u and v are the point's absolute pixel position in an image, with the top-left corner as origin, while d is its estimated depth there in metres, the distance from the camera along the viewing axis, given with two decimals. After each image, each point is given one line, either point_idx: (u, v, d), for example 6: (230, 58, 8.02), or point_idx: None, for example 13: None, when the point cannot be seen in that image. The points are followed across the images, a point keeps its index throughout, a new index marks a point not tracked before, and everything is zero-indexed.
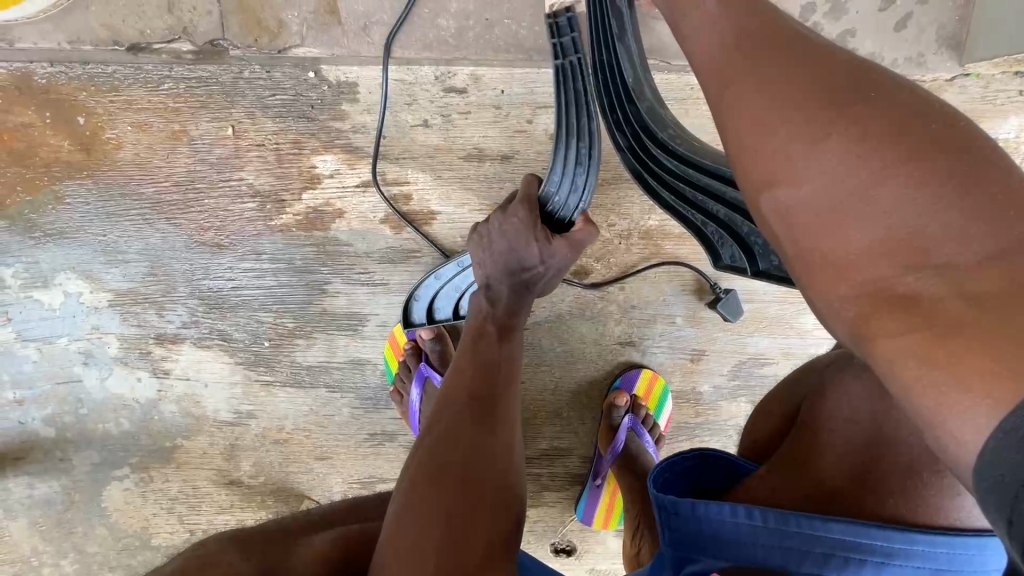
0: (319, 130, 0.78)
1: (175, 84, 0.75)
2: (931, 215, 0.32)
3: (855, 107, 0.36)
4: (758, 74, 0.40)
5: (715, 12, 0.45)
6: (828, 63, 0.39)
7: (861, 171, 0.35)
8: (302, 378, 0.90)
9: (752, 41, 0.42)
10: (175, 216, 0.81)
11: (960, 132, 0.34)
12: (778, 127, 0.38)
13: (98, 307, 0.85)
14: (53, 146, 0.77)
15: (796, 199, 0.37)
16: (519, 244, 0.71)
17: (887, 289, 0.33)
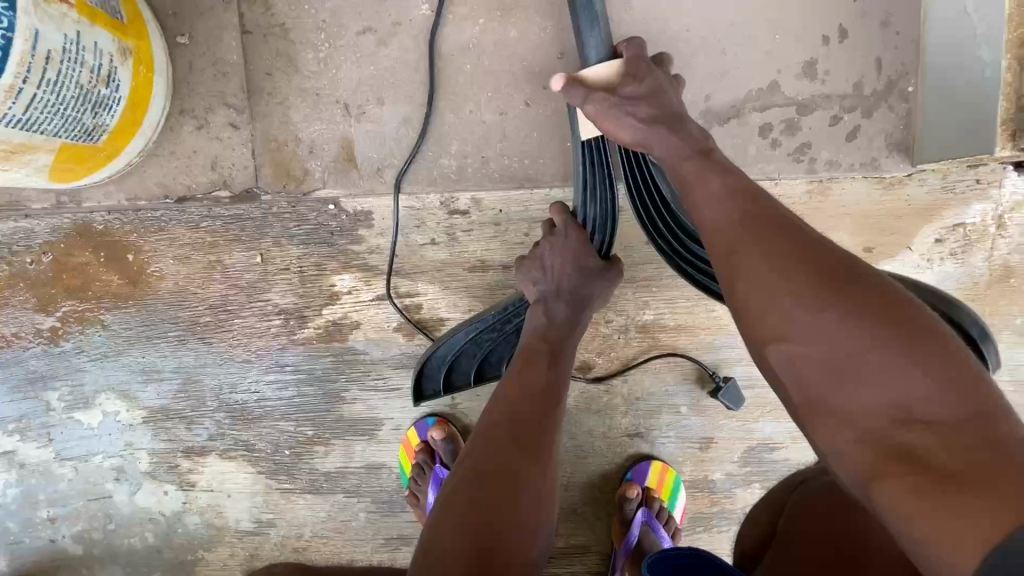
0: (338, 253, 0.87)
1: (213, 222, 0.86)
2: (915, 380, 0.43)
3: (846, 287, 0.48)
4: (760, 249, 0.53)
5: (719, 192, 0.59)
6: (820, 250, 0.52)
7: (855, 339, 0.46)
8: (321, 484, 0.93)
9: (753, 221, 0.55)
10: (207, 336, 0.89)
11: (926, 317, 0.47)
12: (783, 295, 0.50)
13: (133, 424, 0.91)
14: (105, 281, 0.87)
15: (803, 358, 0.49)
16: (578, 259, 0.78)
17: (888, 438, 0.44)
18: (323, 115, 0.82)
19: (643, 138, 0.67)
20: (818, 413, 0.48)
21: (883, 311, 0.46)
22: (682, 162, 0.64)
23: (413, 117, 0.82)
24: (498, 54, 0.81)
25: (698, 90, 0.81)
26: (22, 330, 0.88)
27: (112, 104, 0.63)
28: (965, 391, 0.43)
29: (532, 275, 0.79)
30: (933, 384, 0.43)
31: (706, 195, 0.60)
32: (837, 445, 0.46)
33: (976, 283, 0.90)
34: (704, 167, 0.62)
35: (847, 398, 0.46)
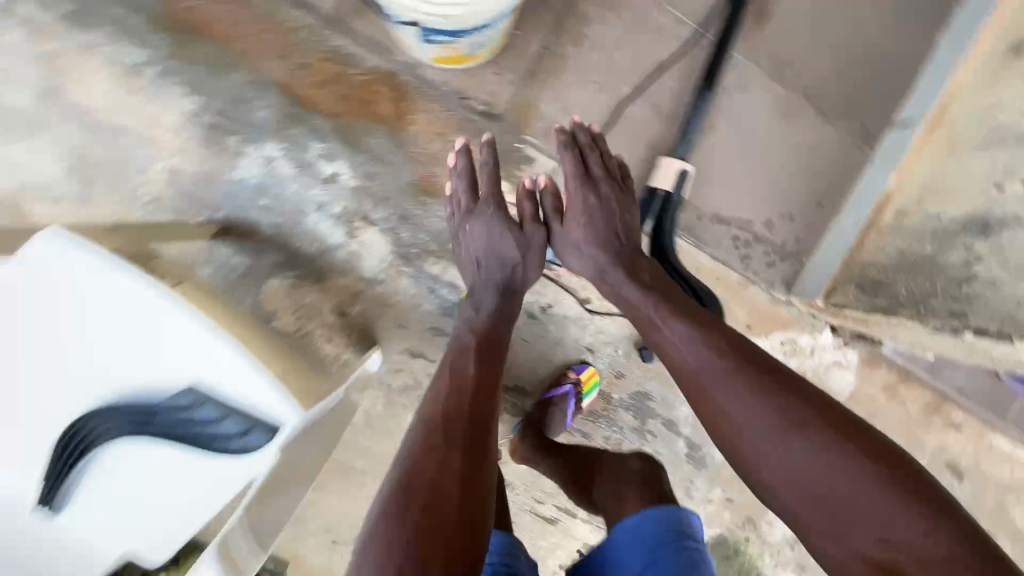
0: (509, 168, 1.53)
1: (460, 112, 1.48)
2: (867, 502, 0.83)
3: (810, 439, 0.88)
4: (741, 404, 0.94)
5: (694, 338, 1.02)
6: (772, 388, 0.93)
7: (822, 474, 0.86)
8: (421, 278, 1.56)
9: (744, 380, 0.95)
10: (416, 166, 1.52)
11: (861, 446, 0.86)
12: (776, 453, 0.90)
13: (346, 185, 1.51)
14: (385, 106, 1.49)
15: (788, 485, 0.89)
16: (496, 239, 1.29)
17: (856, 539, 0.83)
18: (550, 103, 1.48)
19: (592, 269, 1.26)
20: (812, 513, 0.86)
21: (835, 454, 0.86)
22: (642, 311, 1.12)
23: (591, 132, 1.45)
24: (645, 131, 1.46)
25: (719, 202, 1.53)
26: (326, 103, 1.48)
27: (485, 43, 1.28)
28: (875, 454, 0.86)
29: (470, 261, 1.31)
30: (865, 463, 0.85)
31: (689, 356, 1.01)
32: (824, 512, 0.86)
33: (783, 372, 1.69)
34: (667, 316, 1.07)
35: (831, 488, 0.86)
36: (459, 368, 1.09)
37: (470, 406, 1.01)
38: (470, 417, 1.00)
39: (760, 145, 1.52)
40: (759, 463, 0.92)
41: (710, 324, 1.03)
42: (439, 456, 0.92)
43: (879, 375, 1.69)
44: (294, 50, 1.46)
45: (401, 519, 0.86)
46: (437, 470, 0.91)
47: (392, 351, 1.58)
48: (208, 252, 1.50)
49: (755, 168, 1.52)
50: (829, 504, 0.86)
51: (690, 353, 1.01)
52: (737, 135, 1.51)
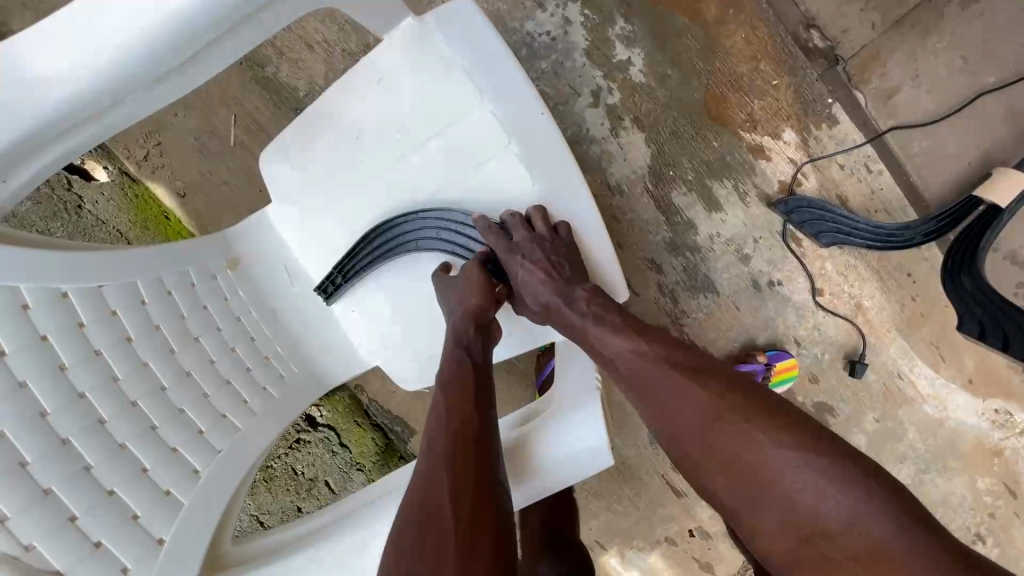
0: (806, 122, 1.37)
1: (784, 45, 1.34)
2: (813, 495, 0.65)
3: (736, 415, 0.72)
4: (664, 408, 0.79)
5: (637, 350, 0.82)
6: (687, 370, 0.79)
7: (762, 466, 0.69)
8: (662, 204, 1.43)
9: (662, 378, 0.79)
10: (711, 84, 1.36)
11: (789, 417, 0.71)
12: (712, 447, 0.73)
13: (631, 78, 1.36)
14: (707, 9, 1.34)
15: (723, 491, 0.72)
16: (465, 300, 0.89)
17: (800, 538, 0.66)
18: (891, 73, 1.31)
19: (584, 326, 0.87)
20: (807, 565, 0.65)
21: (768, 425, 0.70)
22: (627, 351, 0.83)
23: (922, 113, 1.30)
24: (987, 132, 1.28)
25: (1018, 239, 1.36)
26: None
27: None
28: (803, 432, 0.69)
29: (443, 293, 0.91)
30: (794, 444, 0.68)
31: (613, 345, 0.83)
32: (776, 523, 0.67)
33: (981, 443, 1.55)
34: (617, 329, 0.84)
35: (761, 480, 0.68)
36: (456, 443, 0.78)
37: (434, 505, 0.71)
38: (443, 471, 0.75)
39: None
40: (702, 476, 0.74)
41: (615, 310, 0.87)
42: (450, 433, 0.78)
43: None
44: None
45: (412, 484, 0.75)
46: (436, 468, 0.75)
47: None
48: None
49: None
50: (762, 501, 0.68)
51: (618, 355, 0.83)
52: None
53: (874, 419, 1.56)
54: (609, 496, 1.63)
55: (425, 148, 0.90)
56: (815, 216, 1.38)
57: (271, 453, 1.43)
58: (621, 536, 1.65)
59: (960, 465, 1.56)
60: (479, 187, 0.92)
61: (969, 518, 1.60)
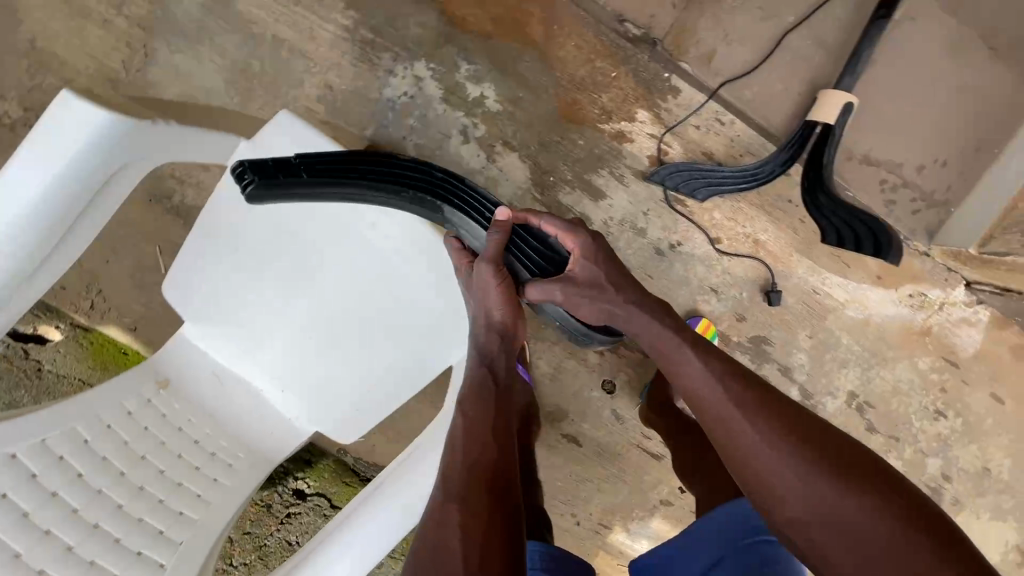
0: (653, 100, 1.51)
1: (610, 40, 1.49)
2: (877, 528, 0.80)
3: (812, 445, 0.88)
4: (734, 416, 0.93)
5: (715, 382, 0.97)
6: (766, 409, 0.92)
7: (828, 489, 0.84)
8: (553, 207, 1.57)
9: (747, 403, 0.93)
10: (560, 93, 1.51)
11: (867, 461, 0.86)
12: (775, 457, 0.88)
13: (489, 109, 1.52)
14: (534, 29, 1.48)
15: (780, 503, 0.87)
16: (488, 301, 1.07)
17: (859, 558, 0.80)
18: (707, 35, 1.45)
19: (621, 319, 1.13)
20: (815, 525, 0.84)
21: (846, 467, 0.85)
22: (696, 384, 1.00)
23: (745, 63, 1.44)
24: (804, 62, 1.43)
25: (867, 145, 1.49)
26: (477, 23, 1.47)
27: None
28: (903, 514, 0.81)
29: (471, 294, 1.09)
30: (890, 522, 0.80)
31: (693, 365, 1.01)
32: (843, 538, 0.82)
33: (908, 327, 1.67)
34: (705, 369, 0.99)
35: (824, 502, 0.84)
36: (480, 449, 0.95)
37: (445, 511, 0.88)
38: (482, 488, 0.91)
39: (923, 83, 1.45)
40: (766, 479, 0.88)
41: (725, 366, 0.99)
42: (478, 441, 0.95)
43: (1001, 334, 1.68)
44: None
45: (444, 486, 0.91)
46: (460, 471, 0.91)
47: None
48: None
49: (911, 109, 1.47)
50: (829, 523, 0.83)
51: (704, 388, 0.98)
52: (901, 72, 1.45)
53: (808, 336, 1.68)
54: (598, 478, 1.74)
55: (298, 237, 0.98)
56: (686, 176, 1.51)
57: (263, 532, 1.55)
58: (621, 511, 1.76)
59: (898, 353, 1.69)
60: (356, 255, 0.97)
61: (923, 397, 1.72)
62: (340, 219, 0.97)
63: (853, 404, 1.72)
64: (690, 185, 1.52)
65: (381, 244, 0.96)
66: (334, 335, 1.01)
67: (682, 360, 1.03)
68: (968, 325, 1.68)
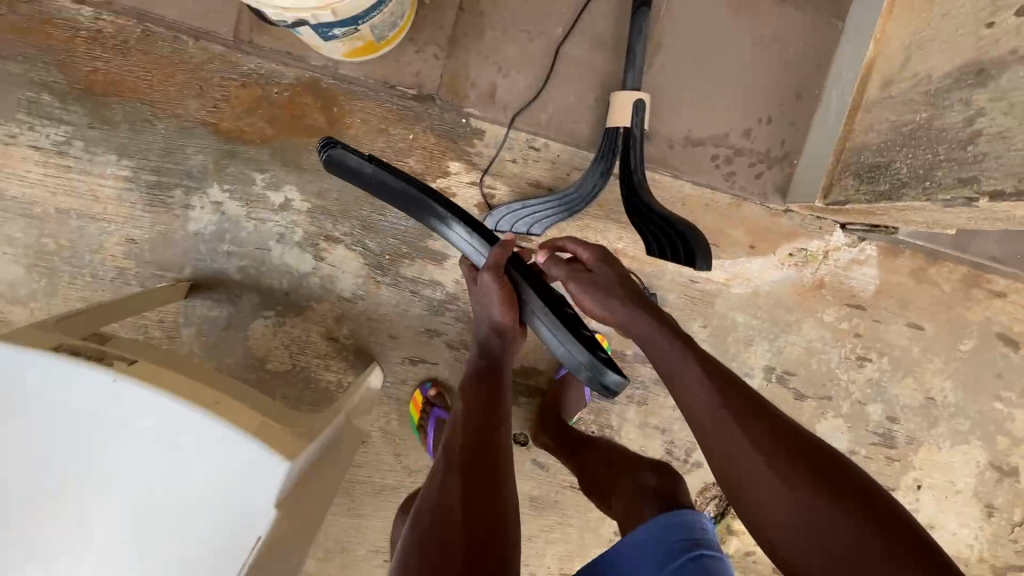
0: (458, 148, 1.43)
1: (394, 104, 1.39)
2: (841, 521, 0.80)
3: (816, 460, 0.87)
4: (736, 444, 0.90)
5: (711, 392, 0.96)
6: (773, 426, 0.91)
7: (821, 499, 0.82)
8: (400, 284, 1.50)
9: (736, 419, 0.92)
10: (364, 171, 1.44)
11: (807, 447, 0.89)
12: (778, 475, 0.86)
13: (299, 210, 1.45)
14: (316, 118, 1.41)
15: (768, 511, 0.85)
16: (490, 306, 1.19)
17: (818, 536, 0.81)
18: (486, 69, 1.35)
19: (624, 318, 1.09)
20: (750, 501, 0.88)
21: (835, 477, 0.85)
22: (716, 411, 0.94)
23: (532, 86, 1.37)
24: (589, 68, 1.36)
25: (686, 125, 1.42)
26: (256, 131, 1.41)
27: (396, 26, 1.16)
28: (853, 501, 0.82)
29: (484, 301, 1.19)
30: (818, 501, 0.82)
31: (696, 380, 0.98)
32: (809, 526, 0.81)
33: (802, 285, 1.59)
34: (695, 381, 0.98)
35: (795, 505, 0.83)
36: (466, 435, 1.05)
37: (447, 494, 0.94)
38: (493, 485, 0.96)
39: (716, 52, 1.40)
40: (751, 485, 0.87)
41: (714, 373, 0.99)
42: (476, 431, 1.05)
43: (897, 262, 1.59)
44: (210, 85, 1.38)
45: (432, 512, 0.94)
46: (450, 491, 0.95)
47: (392, 363, 1.54)
48: (186, 311, 1.48)
49: (716, 79, 1.41)
50: (779, 509, 0.84)
51: (697, 399, 0.97)
52: (690, 47, 1.40)
53: (703, 326, 1.60)
54: (543, 530, 1.67)
55: (37, 458, 0.87)
56: (516, 214, 1.40)
57: None
58: (578, 555, 1.68)
59: (801, 314, 1.61)
60: (107, 457, 0.87)
61: (841, 348, 1.64)
62: (81, 421, 0.87)
63: (772, 377, 1.64)
64: (523, 222, 1.40)
65: (152, 416, 0.88)
66: (116, 544, 0.87)
67: (638, 335, 1.08)
68: (861, 264, 1.59)
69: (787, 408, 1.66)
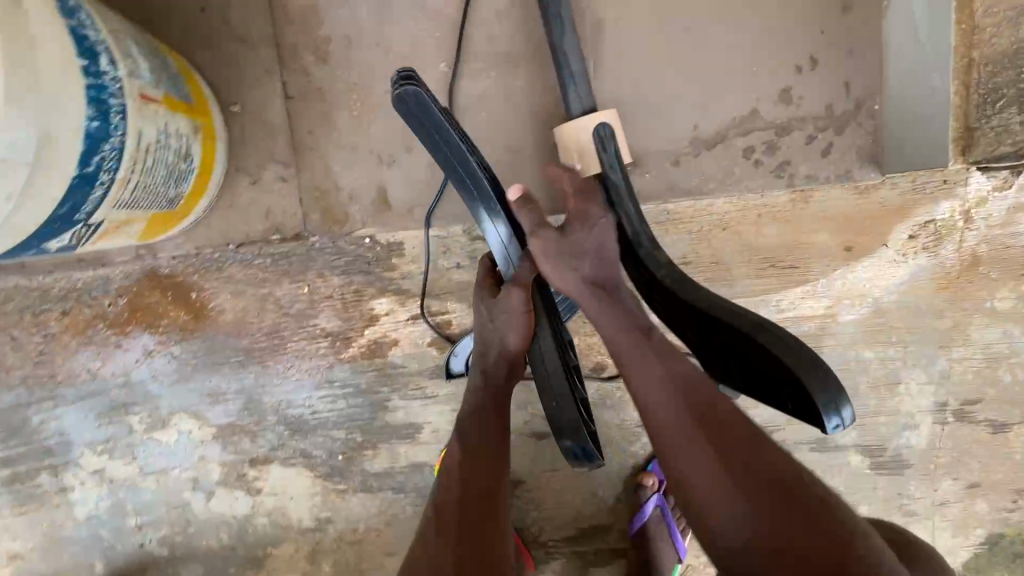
0: (376, 280, 0.97)
1: (263, 260, 0.95)
2: (765, 511, 0.56)
3: (732, 428, 0.61)
4: (653, 385, 0.65)
5: (614, 326, 0.70)
6: (726, 435, 0.61)
7: (735, 478, 0.58)
8: (372, 484, 1.05)
9: (649, 356, 0.67)
10: (264, 358, 1.01)
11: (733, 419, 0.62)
12: (693, 438, 0.61)
13: (204, 440, 1.03)
14: (174, 316, 0.99)
15: (686, 468, 0.60)
16: (506, 330, 0.75)
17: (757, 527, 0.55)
18: (360, 166, 0.88)
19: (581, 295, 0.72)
20: (708, 520, 0.58)
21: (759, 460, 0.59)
22: (625, 328, 0.69)
23: (436, 161, 0.87)
24: (509, 100, 0.86)
25: (687, 121, 0.90)
26: (106, 364, 1.00)
27: (188, 174, 0.74)
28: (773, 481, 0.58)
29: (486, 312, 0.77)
30: (732, 473, 0.58)
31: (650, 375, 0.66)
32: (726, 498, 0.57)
33: (947, 272, 1.02)
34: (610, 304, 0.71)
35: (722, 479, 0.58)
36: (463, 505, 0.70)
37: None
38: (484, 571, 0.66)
39: None
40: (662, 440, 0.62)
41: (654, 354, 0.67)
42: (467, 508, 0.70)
43: None
44: (22, 329, 0.98)
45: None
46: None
47: None
48: None
49: (706, 35, 0.88)
50: (710, 476, 0.58)
51: (604, 327, 0.70)
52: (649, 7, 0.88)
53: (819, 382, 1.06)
54: None
55: None
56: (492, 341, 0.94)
57: None
58: None
59: (960, 313, 1.04)
60: None
61: None
62: None
63: (950, 416, 1.08)
64: None
65: None
66: None
67: (602, 333, 0.70)
68: None
69: (987, 450, 1.08)
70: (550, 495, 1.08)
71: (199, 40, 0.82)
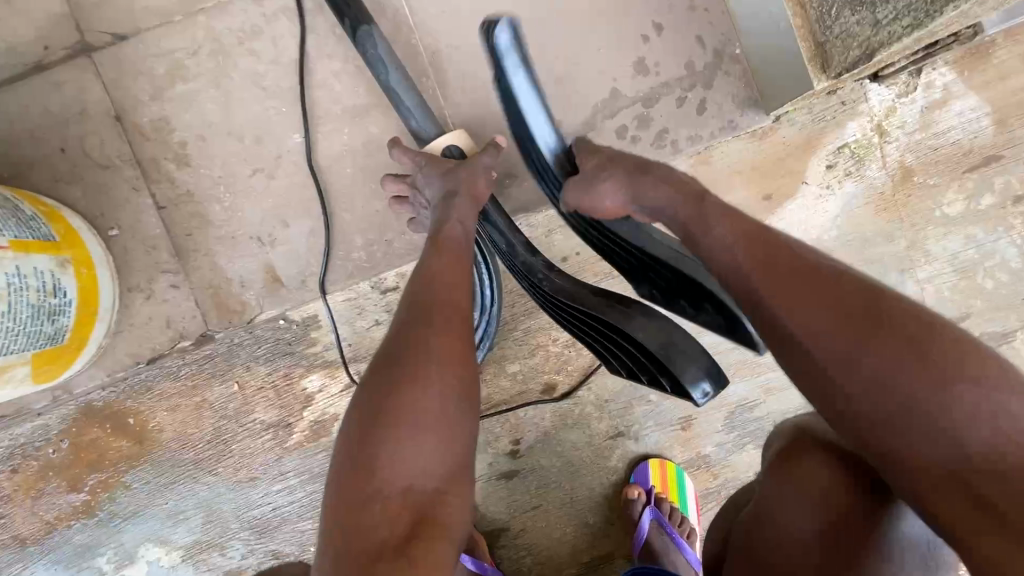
0: (299, 359, 0.94)
1: (189, 368, 0.94)
2: (955, 421, 0.43)
3: (903, 328, 0.47)
4: (779, 282, 0.52)
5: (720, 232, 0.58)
6: (901, 332, 0.46)
7: (907, 381, 0.45)
8: None
9: (765, 255, 0.54)
10: (214, 466, 0.99)
11: (913, 316, 0.47)
12: (832, 329, 0.48)
13: (175, 564, 1.01)
14: (117, 447, 0.98)
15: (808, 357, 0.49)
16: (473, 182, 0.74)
17: (926, 435, 0.44)
18: (245, 254, 0.89)
19: (626, 194, 0.68)
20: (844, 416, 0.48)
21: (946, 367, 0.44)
22: (721, 234, 0.58)
23: (318, 227, 0.88)
24: (369, 152, 0.87)
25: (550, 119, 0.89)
26: (63, 511, 0.99)
27: (65, 307, 0.76)
28: (962, 389, 0.43)
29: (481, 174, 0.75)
30: (892, 373, 0.45)
31: (716, 236, 0.58)
32: (879, 399, 0.46)
33: (882, 192, 0.95)
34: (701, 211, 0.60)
35: (867, 375, 0.46)
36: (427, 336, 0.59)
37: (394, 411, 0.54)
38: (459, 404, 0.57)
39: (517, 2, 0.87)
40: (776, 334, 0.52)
41: (776, 255, 0.54)
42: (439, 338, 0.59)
43: (1003, 62, 0.92)
44: None
45: (426, 381, 0.56)
46: (463, 403, 0.57)
47: None
48: None
49: (540, 33, 0.88)
50: (849, 372, 0.47)
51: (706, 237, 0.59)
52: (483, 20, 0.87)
53: None
54: None
55: None
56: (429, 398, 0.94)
57: None
58: None
59: (912, 231, 0.95)
60: None
61: (1011, 232, 0.95)
62: None
63: None
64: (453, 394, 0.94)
65: None
66: None
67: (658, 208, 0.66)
68: (949, 103, 0.93)
69: None
70: (539, 536, 1.00)
71: (68, 178, 0.86)
